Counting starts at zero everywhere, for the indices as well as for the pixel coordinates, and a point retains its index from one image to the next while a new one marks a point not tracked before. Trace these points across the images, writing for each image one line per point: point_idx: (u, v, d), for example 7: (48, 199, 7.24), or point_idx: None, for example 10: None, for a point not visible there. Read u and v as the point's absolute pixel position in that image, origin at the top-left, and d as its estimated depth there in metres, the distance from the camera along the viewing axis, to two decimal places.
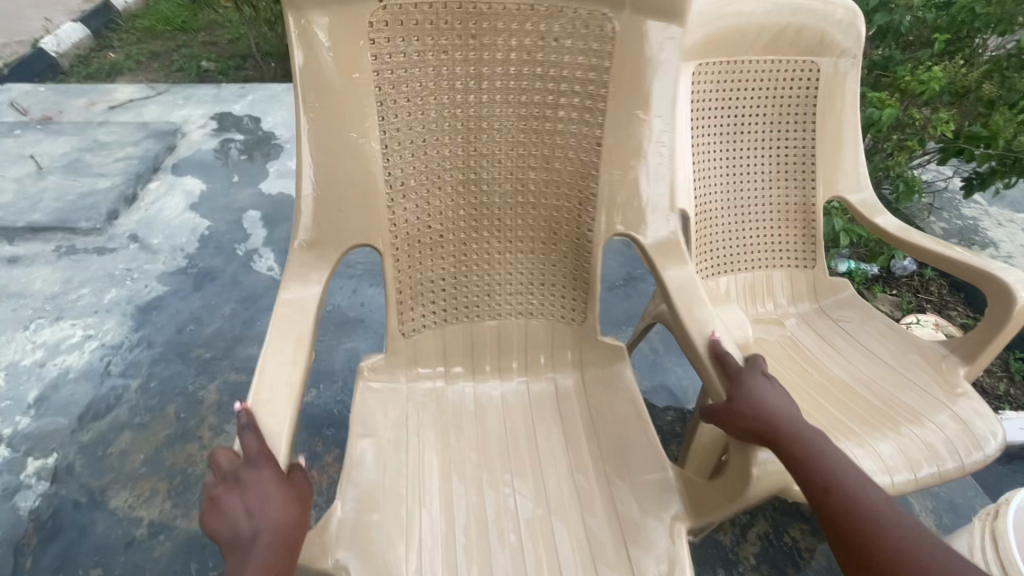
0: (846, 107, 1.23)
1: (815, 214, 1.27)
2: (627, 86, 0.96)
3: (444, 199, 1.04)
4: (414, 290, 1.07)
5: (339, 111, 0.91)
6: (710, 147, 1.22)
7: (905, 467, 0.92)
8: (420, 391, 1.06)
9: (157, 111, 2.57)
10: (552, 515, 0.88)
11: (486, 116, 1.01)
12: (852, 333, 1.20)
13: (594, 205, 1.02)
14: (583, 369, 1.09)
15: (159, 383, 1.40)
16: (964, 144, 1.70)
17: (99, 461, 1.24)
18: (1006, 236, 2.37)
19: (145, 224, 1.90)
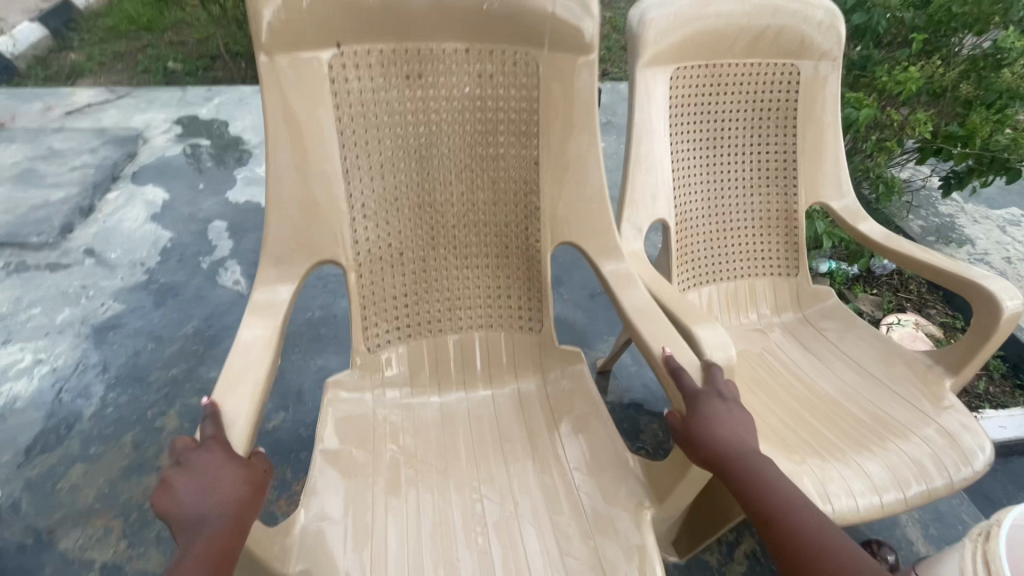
0: (829, 112, 1.20)
1: (797, 220, 1.24)
2: (565, 105, 0.98)
3: (404, 216, 1.04)
4: (375, 308, 1.05)
5: (296, 138, 0.92)
6: (689, 154, 1.18)
7: (893, 485, 0.88)
8: (387, 402, 1.01)
9: (118, 116, 2.46)
10: (518, 514, 0.85)
11: (439, 135, 1.02)
12: (835, 342, 1.18)
13: (539, 220, 1.04)
14: (544, 374, 1.06)
15: (116, 410, 1.32)
16: (941, 144, 1.68)
17: (48, 498, 1.15)
18: (982, 233, 2.38)
19: (102, 238, 1.81)
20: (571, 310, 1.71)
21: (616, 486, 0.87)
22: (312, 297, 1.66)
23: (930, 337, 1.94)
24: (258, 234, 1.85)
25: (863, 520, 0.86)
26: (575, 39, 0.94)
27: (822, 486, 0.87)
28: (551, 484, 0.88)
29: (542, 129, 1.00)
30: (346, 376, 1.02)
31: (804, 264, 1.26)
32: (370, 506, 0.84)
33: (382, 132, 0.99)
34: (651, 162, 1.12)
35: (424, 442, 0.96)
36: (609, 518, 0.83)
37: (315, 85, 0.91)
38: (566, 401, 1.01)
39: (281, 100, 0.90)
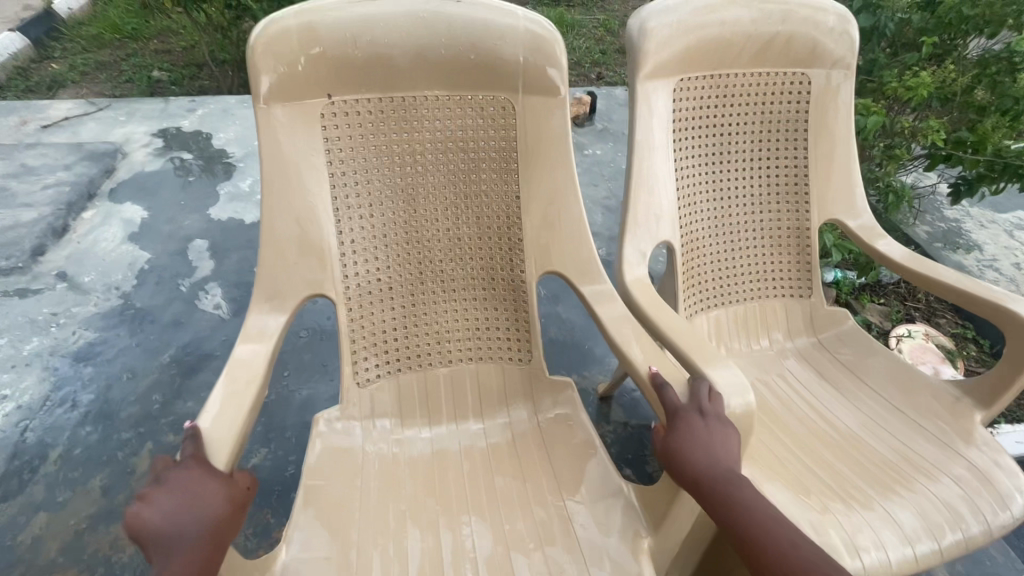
0: (844, 122, 1.13)
1: (810, 238, 1.17)
2: (544, 141, 0.93)
3: (394, 248, 0.97)
4: (363, 345, 0.97)
5: (277, 173, 0.86)
6: (696, 171, 1.11)
7: (926, 533, 0.80)
8: (375, 437, 0.92)
9: (96, 130, 2.37)
10: (511, 548, 0.76)
11: (428, 167, 0.96)
12: (853, 369, 1.10)
13: (522, 253, 0.98)
14: (535, 402, 0.97)
15: (84, 450, 1.23)
16: (952, 150, 1.60)
17: (7, 552, 1.07)
18: (990, 238, 2.32)
19: (76, 260, 1.72)
20: (570, 330, 1.63)
21: (610, 513, 0.80)
22: (297, 319, 1.57)
23: (941, 348, 1.87)
24: (241, 253, 1.77)
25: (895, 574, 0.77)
26: (543, 81, 0.90)
27: (849, 537, 0.79)
28: (548, 518, 0.80)
29: (529, 160, 0.94)
30: (329, 413, 0.92)
31: (817, 283, 1.19)
32: (354, 543, 0.76)
33: (372, 162, 0.93)
34: (655, 180, 1.04)
35: (412, 476, 0.87)
36: (616, 561, 0.74)
37: (308, 131, 0.87)
38: (565, 431, 0.92)
39: (267, 134, 0.84)
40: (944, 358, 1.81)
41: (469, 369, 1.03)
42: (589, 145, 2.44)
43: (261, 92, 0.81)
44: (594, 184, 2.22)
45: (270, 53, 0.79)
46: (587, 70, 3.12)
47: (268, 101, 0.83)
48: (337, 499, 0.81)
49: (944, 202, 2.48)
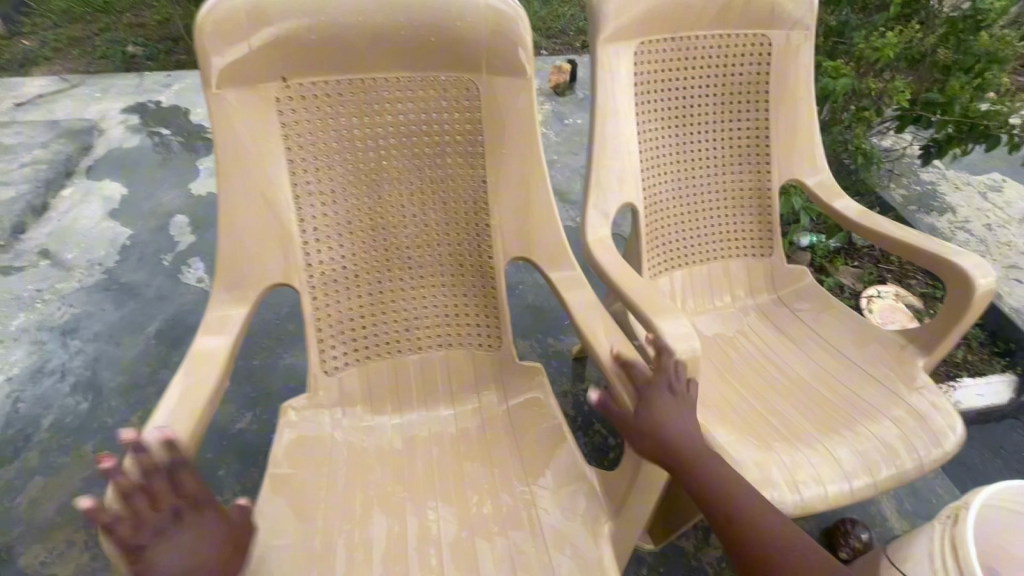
0: (809, 92, 1.16)
1: (769, 201, 1.21)
2: (511, 125, 0.96)
3: (359, 235, 1.00)
4: (330, 334, 1.00)
5: (238, 164, 0.88)
6: (656, 150, 1.14)
7: (861, 468, 0.86)
8: (344, 425, 0.96)
9: (71, 107, 2.35)
10: (475, 536, 0.80)
11: (390, 156, 0.98)
12: (812, 325, 1.15)
13: (490, 236, 1.01)
14: (503, 386, 1.02)
15: (76, 418, 1.28)
16: (920, 111, 1.63)
17: (7, 513, 1.12)
18: (964, 200, 2.36)
19: (58, 237, 1.74)
20: (547, 298, 1.67)
21: (574, 498, 0.83)
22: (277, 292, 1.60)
23: (911, 307, 1.93)
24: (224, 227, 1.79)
25: (832, 506, 0.84)
26: (511, 59, 0.92)
27: (791, 475, 0.85)
28: (512, 502, 0.84)
29: (493, 136, 0.97)
30: (296, 403, 0.96)
31: (778, 244, 1.23)
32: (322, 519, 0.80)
33: (333, 148, 0.95)
34: (616, 147, 1.07)
35: (382, 462, 0.91)
36: (574, 541, 0.78)
37: (264, 115, 0.88)
38: (534, 413, 0.97)
39: (222, 122, 0.86)
40: (912, 317, 1.88)
41: (437, 353, 1.07)
42: (569, 114, 2.45)
43: (211, 77, 0.82)
44: (574, 154, 2.24)
45: (217, 36, 0.80)
46: (570, 38, 3.08)
47: (220, 86, 0.84)
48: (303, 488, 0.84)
49: (919, 165, 2.53)
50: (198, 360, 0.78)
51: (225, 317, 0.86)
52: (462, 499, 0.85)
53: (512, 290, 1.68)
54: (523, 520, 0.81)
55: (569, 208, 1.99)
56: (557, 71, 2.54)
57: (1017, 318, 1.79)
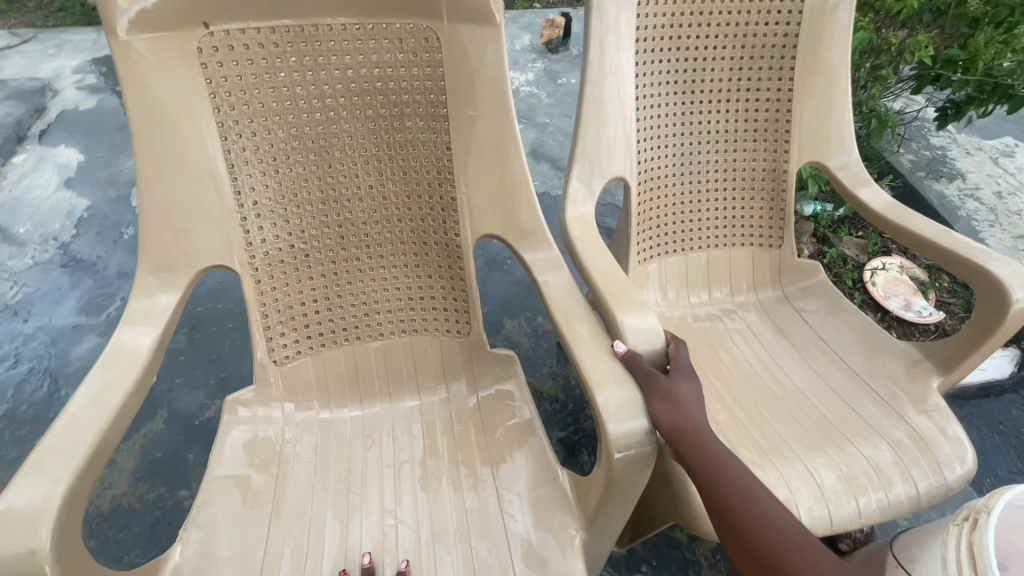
0: (824, 46, 1.04)
1: (762, 169, 1.13)
2: (476, 83, 0.84)
3: (308, 209, 0.90)
4: (278, 321, 0.91)
5: (156, 131, 0.77)
6: (643, 114, 1.04)
7: (848, 496, 0.80)
8: (297, 421, 0.89)
9: (21, 66, 2.15)
10: (435, 544, 0.75)
11: (339, 120, 0.87)
12: (814, 326, 1.08)
13: (456, 210, 0.91)
14: (472, 373, 0.95)
15: (31, 407, 1.19)
16: (940, 70, 1.51)
17: None
18: (974, 166, 2.26)
19: (9, 209, 1.61)
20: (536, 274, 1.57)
21: (546, 507, 0.77)
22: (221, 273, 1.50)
23: (916, 280, 1.86)
24: None
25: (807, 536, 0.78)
26: (474, 4, 0.80)
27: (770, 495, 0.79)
28: (478, 506, 0.78)
29: (457, 94, 0.85)
30: (246, 395, 0.89)
31: (775, 214, 1.14)
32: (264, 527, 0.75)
33: (272, 108, 0.84)
34: (606, 111, 0.97)
35: (337, 457, 0.85)
36: (542, 552, 0.72)
37: (186, 71, 0.77)
38: (504, 407, 0.90)
39: (133, 80, 0.74)
40: (916, 290, 1.82)
41: (400, 340, 0.98)
42: (562, 73, 2.29)
43: (118, 24, 0.71)
44: (567, 117, 2.09)
45: None
46: None
47: (131, 35, 0.72)
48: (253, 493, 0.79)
49: (931, 129, 2.40)
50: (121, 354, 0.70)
51: (152, 306, 0.78)
52: (425, 503, 0.79)
53: (500, 265, 1.59)
54: (490, 525, 0.76)
55: (561, 176, 1.87)
56: (550, 25, 2.35)
57: None
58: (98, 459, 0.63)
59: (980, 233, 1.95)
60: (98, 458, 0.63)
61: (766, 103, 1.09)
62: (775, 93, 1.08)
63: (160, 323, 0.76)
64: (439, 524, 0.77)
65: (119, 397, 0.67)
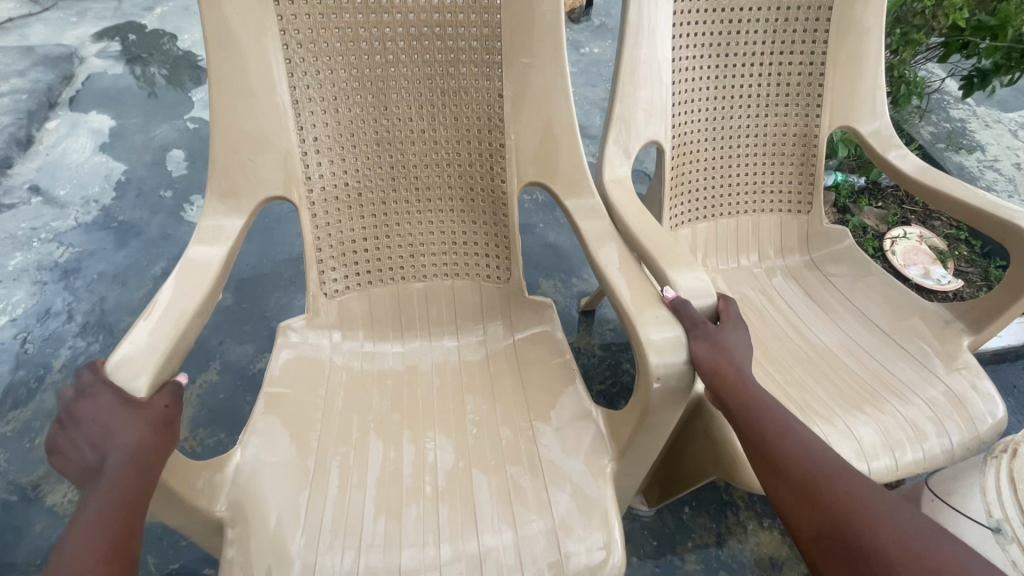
0: (861, 6, 1.05)
1: (797, 127, 1.14)
2: (527, 25, 0.87)
3: (363, 149, 0.94)
4: (330, 255, 0.96)
5: (230, 68, 0.81)
6: (681, 69, 1.04)
7: (884, 449, 0.83)
8: (344, 350, 0.95)
9: (46, 33, 2.15)
10: (472, 467, 0.79)
11: (396, 64, 0.90)
12: (844, 291, 1.11)
13: (504, 157, 0.94)
14: (511, 321, 0.99)
15: (88, 358, 1.23)
16: (969, 37, 1.53)
17: (28, 454, 1.09)
18: (994, 138, 2.27)
19: (49, 173, 1.63)
20: (567, 239, 1.61)
21: (580, 437, 0.80)
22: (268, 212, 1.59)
23: (935, 250, 1.88)
24: None
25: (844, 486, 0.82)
26: None
27: None
28: (512, 437, 0.82)
29: (513, 42, 0.88)
30: (297, 323, 0.94)
31: (807, 173, 1.17)
32: (313, 450, 0.79)
33: (336, 48, 0.87)
34: (641, 73, 0.98)
35: (381, 392, 0.90)
36: (573, 478, 0.76)
37: (259, 8, 0.80)
38: (543, 348, 0.94)
39: (212, 14, 0.78)
40: (935, 259, 1.84)
41: (442, 283, 1.02)
42: (585, 43, 2.29)
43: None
44: (593, 86, 2.10)
45: None
46: None
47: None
48: (300, 411, 0.83)
49: (951, 102, 2.41)
50: (182, 281, 0.74)
51: (218, 227, 0.82)
52: (462, 432, 0.83)
53: (532, 229, 1.62)
54: (524, 455, 0.79)
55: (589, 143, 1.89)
56: None
57: None
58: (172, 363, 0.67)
59: None
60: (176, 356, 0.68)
61: (799, 59, 1.10)
62: (809, 50, 1.09)
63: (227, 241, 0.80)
64: (476, 448, 0.81)
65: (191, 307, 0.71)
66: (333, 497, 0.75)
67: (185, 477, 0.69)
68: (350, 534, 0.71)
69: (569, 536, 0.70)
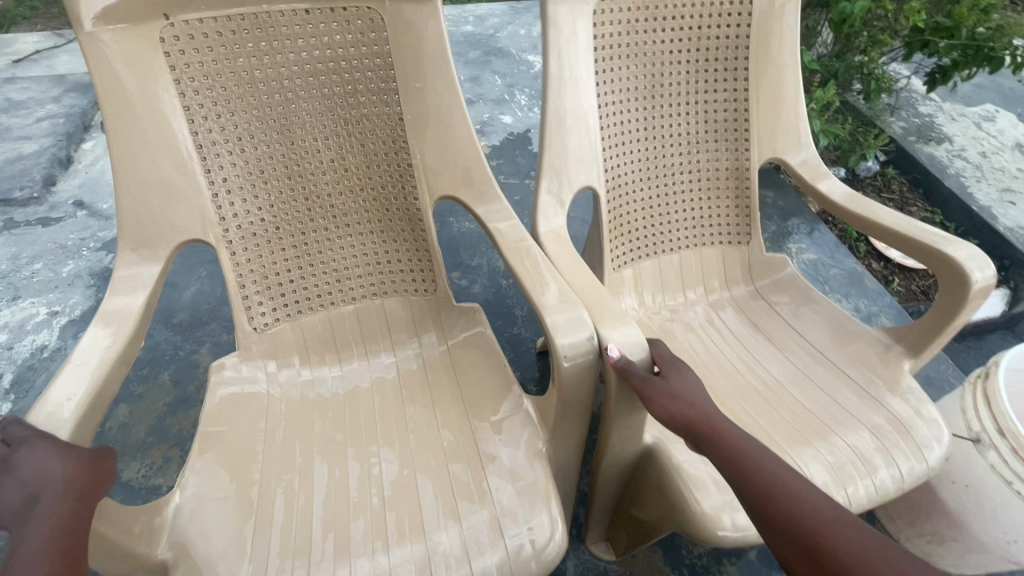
0: (774, 41, 1.05)
1: (719, 156, 1.11)
2: (419, 56, 0.92)
3: (275, 184, 0.96)
4: (255, 289, 0.97)
5: (128, 121, 0.82)
6: (606, 116, 1.00)
7: (836, 487, 0.79)
8: (281, 380, 0.95)
9: (73, 62, 2.28)
10: (417, 472, 0.79)
11: (296, 101, 0.94)
12: (790, 319, 1.07)
13: (413, 176, 0.99)
14: (443, 332, 1.02)
15: (146, 351, 1.33)
16: (929, 37, 1.72)
17: (98, 437, 1.18)
18: (960, 130, 2.45)
19: (91, 189, 1.73)
20: (578, 229, 1.70)
21: (520, 432, 0.82)
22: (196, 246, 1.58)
23: None
24: None
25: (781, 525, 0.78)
26: None
27: None
28: (455, 438, 0.83)
29: (404, 73, 0.93)
30: (231, 360, 0.94)
31: (744, 206, 1.14)
32: (255, 480, 0.78)
33: (234, 92, 0.90)
34: (568, 121, 0.95)
35: (323, 414, 0.90)
36: (511, 466, 0.78)
37: (148, 58, 0.82)
38: (475, 350, 0.97)
39: (104, 69, 0.79)
40: None
41: (371, 304, 1.05)
42: None
43: (83, 17, 0.76)
44: None
45: None
46: None
47: (96, 26, 0.77)
48: (232, 444, 0.82)
49: (919, 99, 2.60)
50: (101, 331, 0.76)
51: (135, 276, 0.83)
52: (404, 440, 0.84)
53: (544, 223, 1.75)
54: (472, 453, 0.81)
55: None
56: None
57: (1013, 237, 1.97)
58: (95, 409, 0.69)
59: (968, 187, 2.15)
60: (99, 402, 0.69)
61: (725, 89, 1.07)
62: (714, 81, 1.07)
63: (146, 288, 0.82)
64: (419, 454, 0.82)
65: (108, 358, 0.73)
66: (279, 522, 0.74)
67: (122, 521, 0.68)
68: (300, 553, 0.71)
69: (511, 522, 0.72)
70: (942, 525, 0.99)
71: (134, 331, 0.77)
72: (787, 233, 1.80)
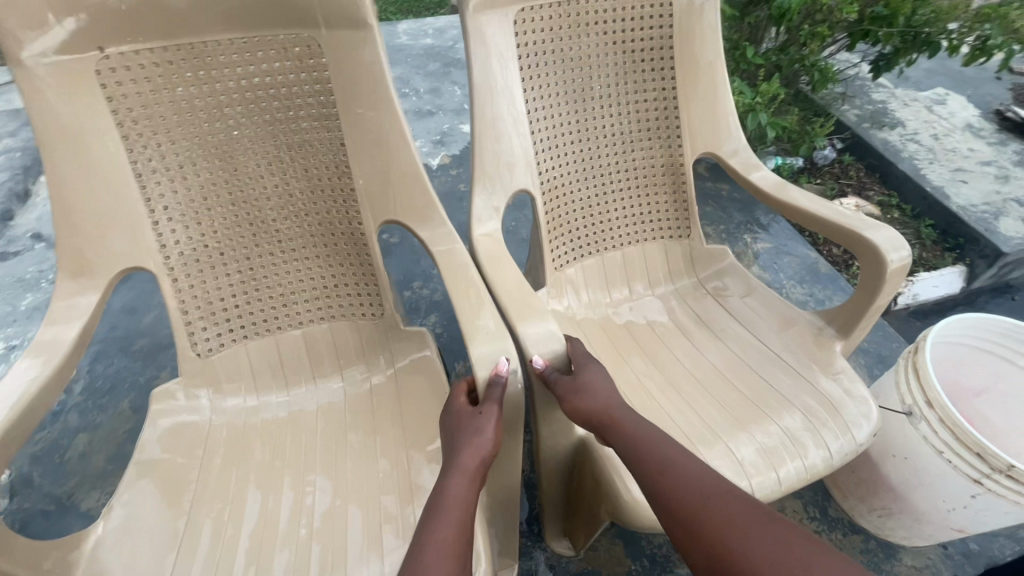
0: (698, 40, 1.08)
1: (654, 153, 1.14)
2: (362, 78, 0.93)
3: (218, 210, 0.97)
4: (199, 316, 0.98)
5: (66, 152, 0.83)
6: (539, 120, 1.03)
7: (766, 468, 0.81)
8: (226, 408, 0.96)
9: None
10: (348, 503, 0.81)
11: (235, 129, 0.95)
12: (729, 308, 1.10)
13: (356, 200, 1.00)
14: (389, 356, 1.03)
15: (106, 380, 1.33)
16: (868, 27, 1.77)
17: (58, 469, 1.18)
18: (913, 114, 2.51)
19: (49, 220, 1.73)
20: None
21: None
22: None
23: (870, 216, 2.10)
24: None
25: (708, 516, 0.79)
26: (348, 9, 0.89)
27: None
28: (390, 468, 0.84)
29: (344, 97, 0.94)
30: (175, 385, 0.95)
31: (683, 199, 1.16)
32: (187, 509, 0.80)
33: (174, 119, 0.91)
34: (502, 130, 0.97)
35: (263, 442, 0.90)
36: None
37: (84, 90, 0.83)
38: (419, 374, 0.97)
39: (37, 102, 0.80)
40: None
41: (319, 327, 1.07)
42: None
43: (12, 54, 0.77)
44: None
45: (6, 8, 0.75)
46: None
47: (29, 61, 0.79)
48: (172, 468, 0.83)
49: (873, 86, 2.66)
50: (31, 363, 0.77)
51: (72, 305, 0.84)
52: (340, 469, 0.85)
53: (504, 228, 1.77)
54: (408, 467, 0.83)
55: None
56: None
57: (964, 216, 2.03)
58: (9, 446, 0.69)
59: (922, 169, 2.20)
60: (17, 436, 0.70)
61: (653, 86, 1.10)
62: (642, 80, 1.10)
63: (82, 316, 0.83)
64: (353, 486, 0.83)
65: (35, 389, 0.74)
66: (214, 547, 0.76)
67: (32, 559, 0.70)
68: None
69: None
70: (889, 500, 1.02)
71: (63, 363, 0.78)
72: (743, 224, 1.84)
